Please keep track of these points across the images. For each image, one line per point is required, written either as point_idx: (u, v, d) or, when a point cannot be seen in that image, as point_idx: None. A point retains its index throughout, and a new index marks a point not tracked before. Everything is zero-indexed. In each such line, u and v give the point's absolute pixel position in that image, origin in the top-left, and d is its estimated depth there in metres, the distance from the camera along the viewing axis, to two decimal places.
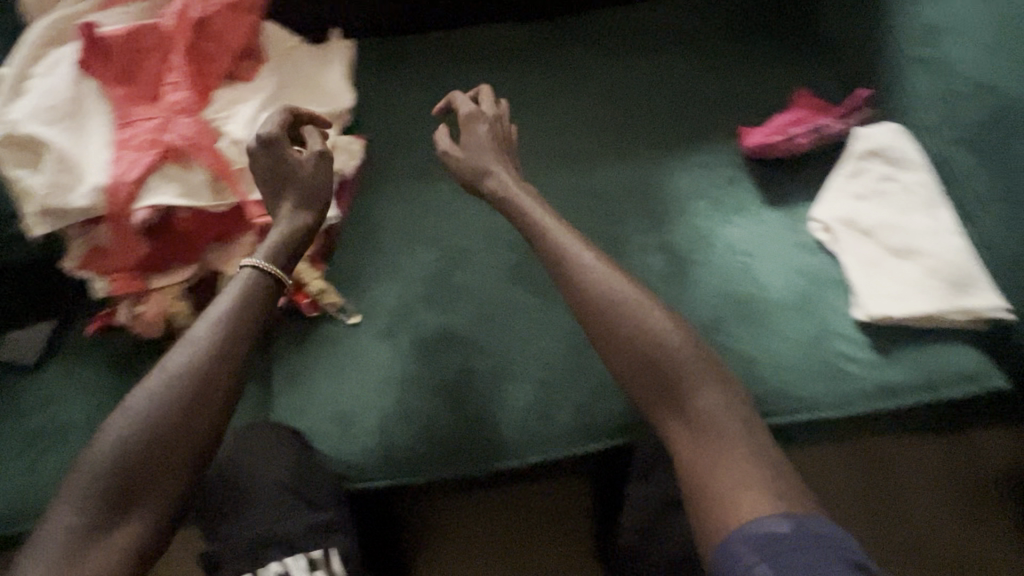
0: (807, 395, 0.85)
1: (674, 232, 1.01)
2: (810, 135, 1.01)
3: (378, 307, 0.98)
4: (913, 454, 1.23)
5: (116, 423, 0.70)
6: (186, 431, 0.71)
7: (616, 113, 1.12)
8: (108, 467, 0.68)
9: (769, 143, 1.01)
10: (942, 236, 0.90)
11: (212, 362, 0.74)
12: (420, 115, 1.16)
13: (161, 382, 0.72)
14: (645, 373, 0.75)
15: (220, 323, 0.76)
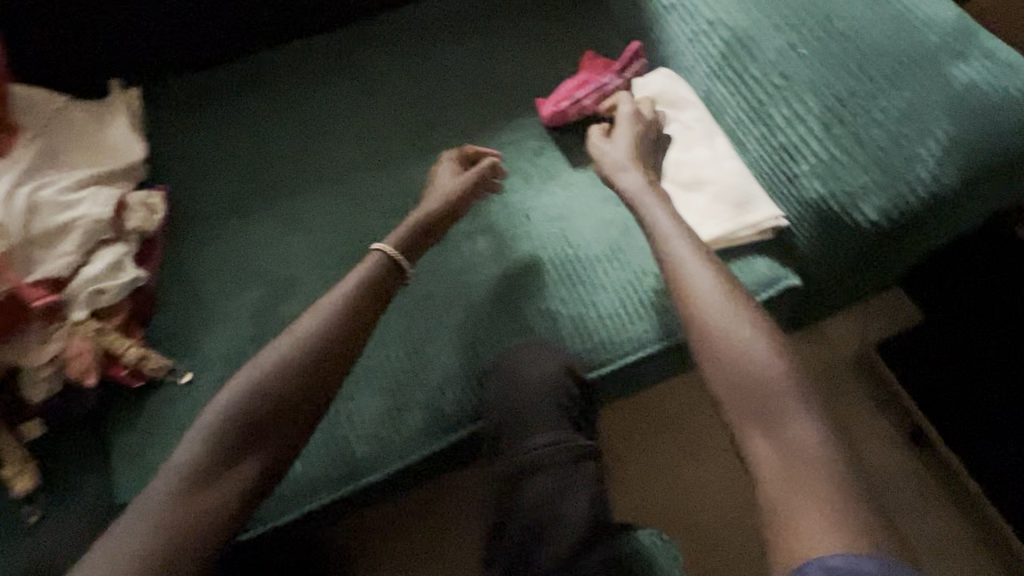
0: (629, 336, 0.91)
1: (491, 213, 1.04)
2: (592, 95, 1.06)
3: (211, 360, 0.95)
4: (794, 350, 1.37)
5: (244, 389, 0.74)
6: (288, 410, 0.74)
7: (420, 114, 1.15)
8: (220, 441, 0.71)
9: (557, 112, 1.07)
10: (722, 161, 0.94)
11: (330, 333, 0.78)
12: (223, 153, 1.13)
13: (286, 344, 0.77)
14: (733, 370, 0.69)
15: (384, 293, 0.82)
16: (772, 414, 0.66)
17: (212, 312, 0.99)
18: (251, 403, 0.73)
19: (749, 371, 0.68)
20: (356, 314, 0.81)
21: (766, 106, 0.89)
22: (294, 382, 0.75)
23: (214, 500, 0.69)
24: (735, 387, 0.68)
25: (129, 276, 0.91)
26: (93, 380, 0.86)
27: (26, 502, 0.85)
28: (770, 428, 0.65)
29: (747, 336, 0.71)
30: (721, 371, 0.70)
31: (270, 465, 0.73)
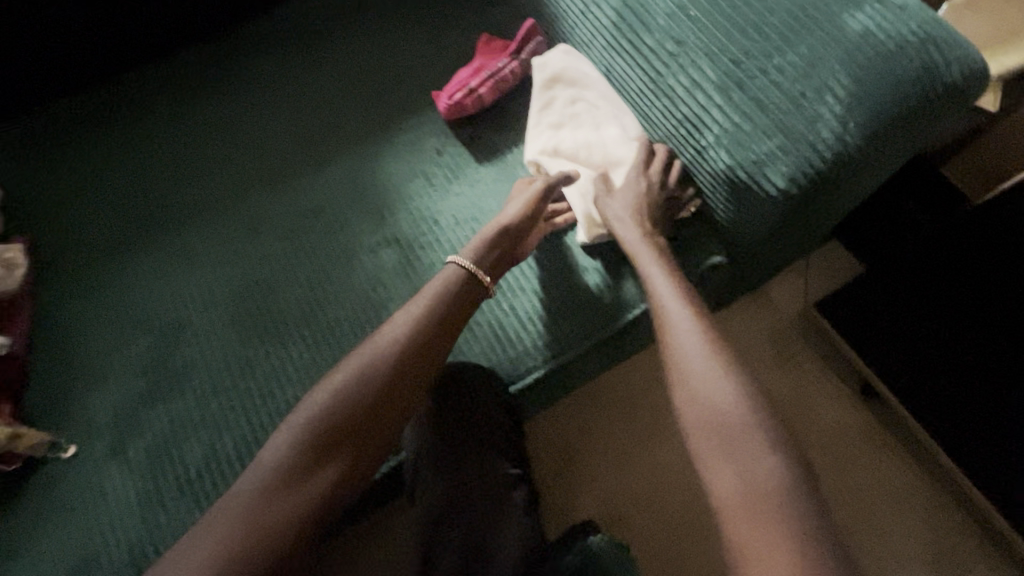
0: (553, 339, 0.84)
1: (396, 221, 0.96)
2: (487, 82, 0.98)
3: (99, 426, 0.85)
4: (741, 321, 1.30)
5: (333, 392, 0.69)
6: (373, 423, 0.69)
7: (309, 121, 1.05)
8: (312, 446, 0.67)
9: (453, 104, 0.99)
10: (632, 139, 0.88)
11: (411, 345, 0.72)
12: (93, 191, 1.01)
13: (387, 345, 0.72)
14: (691, 396, 0.66)
15: (432, 303, 0.75)
16: (736, 441, 0.61)
17: (94, 372, 0.89)
18: (374, 396, 0.69)
19: (710, 399, 0.65)
20: (435, 312, 0.75)
21: (665, 76, 0.83)
22: (372, 396, 0.69)
23: (290, 514, 0.64)
24: (698, 415, 0.65)
25: None
26: None
27: None
28: (735, 459, 0.60)
29: (702, 358, 0.67)
30: (686, 404, 0.66)
31: (330, 490, 0.66)
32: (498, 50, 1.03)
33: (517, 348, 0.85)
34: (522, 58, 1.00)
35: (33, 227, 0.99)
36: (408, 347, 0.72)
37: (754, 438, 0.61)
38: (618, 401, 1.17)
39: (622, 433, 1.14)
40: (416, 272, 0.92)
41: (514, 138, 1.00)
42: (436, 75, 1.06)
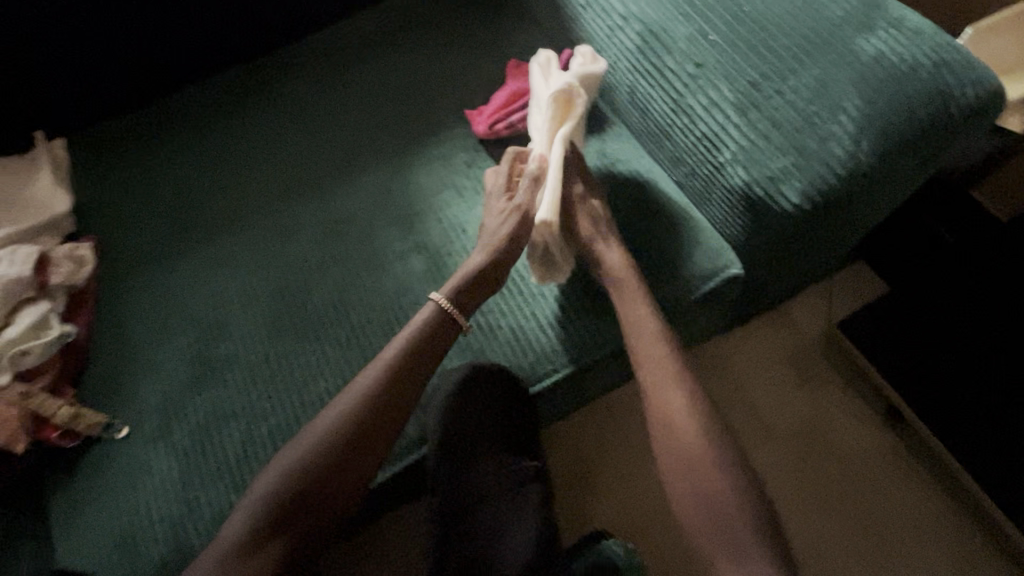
0: (569, 345, 0.88)
1: (425, 230, 1.02)
2: (526, 117, 1.04)
3: (148, 411, 0.92)
4: (759, 338, 1.30)
5: (297, 453, 0.71)
6: (344, 473, 0.71)
7: (347, 137, 1.13)
8: (280, 511, 0.68)
9: (492, 130, 1.04)
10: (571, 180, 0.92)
11: (369, 406, 0.74)
12: (152, 198, 1.11)
13: (347, 405, 0.74)
14: (670, 442, 0.74)
15: (387, 363, 0.77)
16: (704, 482, 0.70)
17: (145, 361, 0.96)
18: (343, 446, 0.72)
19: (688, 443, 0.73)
20: (400, 365, 0.77)
21: (685, 96, 0.87)
22: (329, 457, 0.71)
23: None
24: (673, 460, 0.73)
25: (56, 333, 0.90)
26: (22, 447, 0.84)
27: None
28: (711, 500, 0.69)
29: (674, 404, 0.76)
30: (660, 449, 0.75)
31: (302, 543, 0.68)
32: (526, 75, 1.08)
33: (536, 351, 0.88)
34: None
35: (98, 227, 1.09)
36: (371, 401, 0.74)
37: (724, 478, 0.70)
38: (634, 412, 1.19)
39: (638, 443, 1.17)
40: (443, 278, 0.97)
41: None
42: (468, 95, 1.13)
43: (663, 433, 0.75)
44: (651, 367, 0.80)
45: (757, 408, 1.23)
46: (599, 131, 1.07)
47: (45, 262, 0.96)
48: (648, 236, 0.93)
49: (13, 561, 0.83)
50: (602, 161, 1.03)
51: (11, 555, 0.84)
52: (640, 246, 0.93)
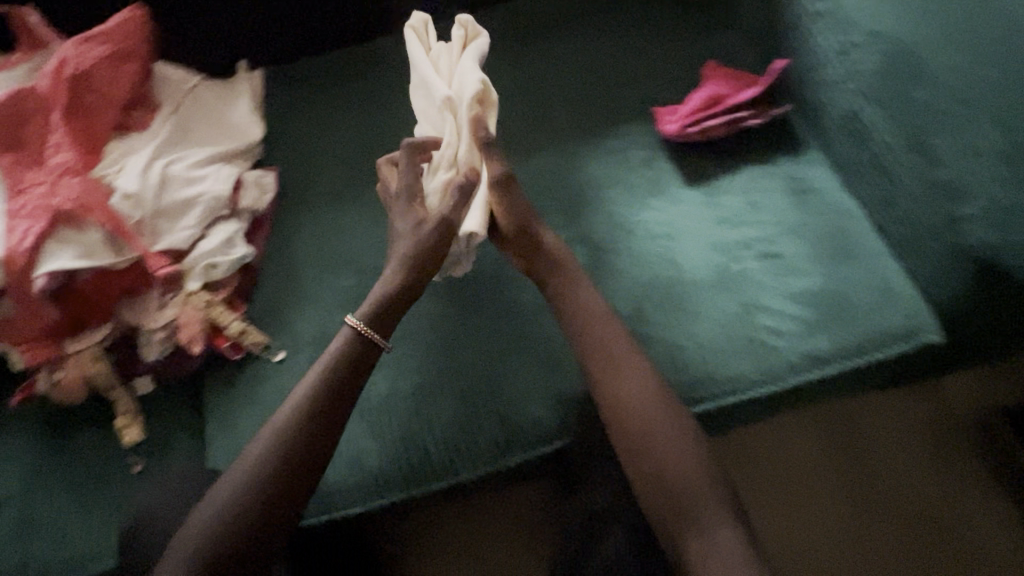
0: (730, 375, 0.83)
1: (590, 223, 0.99)
2: (723, 123, 1.00)
3: (303, 342, 0.97)
4: (899, 405, 1.20)
5: (245, 465, 0.73)
6: (286, 487, 0.73)
7: (521, 112, 1.12)
8: (236, 519, 0.70)
9: (682, 133, 1.00)
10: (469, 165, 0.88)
11: (302, 431, 0.75)
12: (329, 139, 1.16)
13: (277, 429, 0.75)
14: (640, 448, 0.77)
15: (321, 375, 0.79)
16: (670, 481, 0.75)
17: (306, 293, 1.01)
18: (285, 466, 0.73)
19: (663, 448, 0.77)
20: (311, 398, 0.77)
21: (929, 132, 0.78)
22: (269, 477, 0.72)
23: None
24: (639, 466, 0.77)
25: (239, 253, 0.97)
26: (199, 349, 0.92)
27: (128, 452, 0.91)
28: (677, 502, 0.74)
29: (648, 410, 0.79)
30: (631, 446, 0.78)
31: (257, 538, 0.71)
32: (721, 81, 1.04)
33: (696, 373, 0.84)
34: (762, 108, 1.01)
35: (279, 158, 1.15)
36: (314, 408, 0.76)
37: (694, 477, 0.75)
38: (745, 454, 1.18)
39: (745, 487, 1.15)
40: (603, 277, 0.95)
41: (725, 166, 1.00)
42: (656, 91, 1.08)
43: (628, 442, 0.78)
44: (620, 379, 0.81)
45: (882, 479, 1.14)
46: (794, 154, 0.99)
47: (237, 184, 1.03)
48: (834, 279, 0.87)
49: (176, 445, 0.92)
50: (794, 186, 0.96)
51: (175, 440, 0.93)
52: (825, 287, 0.86)
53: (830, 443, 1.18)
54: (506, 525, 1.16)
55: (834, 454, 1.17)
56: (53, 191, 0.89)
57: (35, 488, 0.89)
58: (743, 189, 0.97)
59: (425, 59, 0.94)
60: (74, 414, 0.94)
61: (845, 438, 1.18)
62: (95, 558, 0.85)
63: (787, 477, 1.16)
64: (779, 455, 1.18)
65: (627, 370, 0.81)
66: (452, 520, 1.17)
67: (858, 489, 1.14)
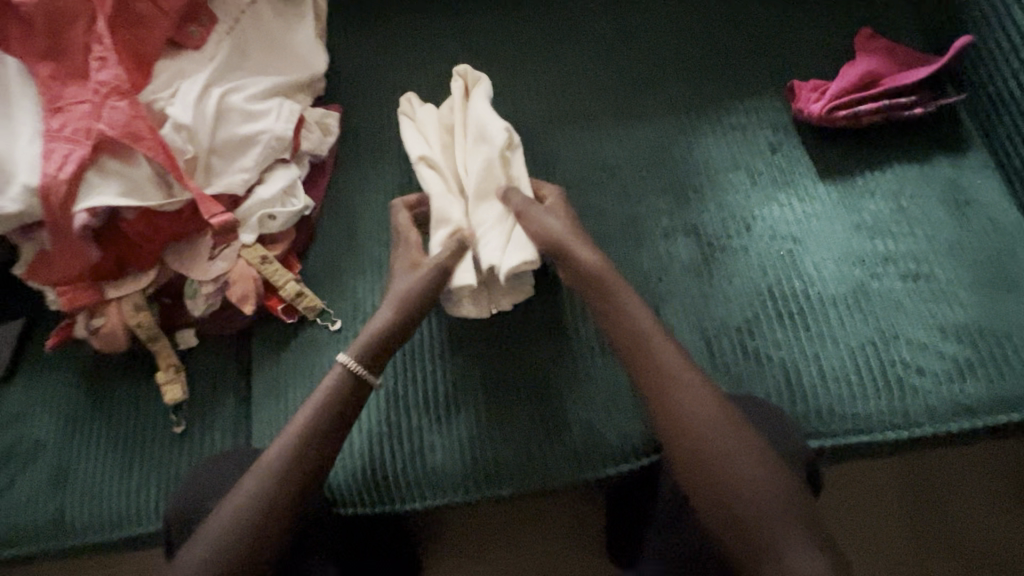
0: (857, 414, 0.72)
1: (701, 212, 0.85)
2: (880, 109, 0.83)
3: (364, 313, 0.86)
4: None
5: (249, 487, 0.65)
6: (283, 517, 0.64)
7: (627, 72, 0.96)
8: (243, 545, 0.62)
9: (831, 116, 0.84)
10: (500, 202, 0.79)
11: (305, 455, 0.67)
12: (401, 78, 1.00)
13: (279, 452, 0.67)
14: (704, 470, 0.63)
15: (331, 386, 0.72)
16: (744, 510, 0.60)
17: (368, 257, 0.89)
18: (286, 493, 0.65)
19: (744, 472, 0.62)
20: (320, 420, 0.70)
21: None
22: (266, 502, 0.64)
23: None
24: (702, 489, 0.62)
25: (299, 205, 0.85)
26: (250, 310, 0.82)
27: (171, 412, 0.83)
28: (755, 532, 0.59)
29: (711, 422, 0.65)
30: (701, 467, 0.63)
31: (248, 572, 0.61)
32: (878, 58, 0.88)
33: (815, 405, 0.73)
34: (928, 95, 0.84)
35: (344, 95, 1.00)
36: (323, 422, 0.70)
37: (776, 496, 0.60)
38: (870, 491, 0.95)
39: (869, 529, 0.93)
40: (713, 277, 0.81)
41: (870, 161, 0.84)
42: (790, 66, 0.92)
43: (687, 462, 0.64)
44: (671, 386, 0.67)
45: (965, 522, 0.93)
46: (956, 156, 0.83)
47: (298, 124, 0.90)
48: (994, 314, 0.73)
49: (222, 409, 0.84)
50: (952, 196, 0.81)
51: (220, 403, 0.84)
52: (983, 323, 0.73)
53: (981, 491, 0.95)
54: (559, 535, 1.09)
55: (910, 485, 0.96)
56: (98, 114, 0.78)
57: (74, 438, 0.83)
58: (890, 193, 0.82)
59: (425, 131, 0.86)
60: (116, 364, 0.87)
61: (926, 468, 0.97)
62: (134, 522, 0.79)
63: (924, 524, 0.93)
64: (913, 496, 0.95)
65: (677, 374, 0.68)
66: (501, 523, 1.10)
67: (934, 530, 0.93)
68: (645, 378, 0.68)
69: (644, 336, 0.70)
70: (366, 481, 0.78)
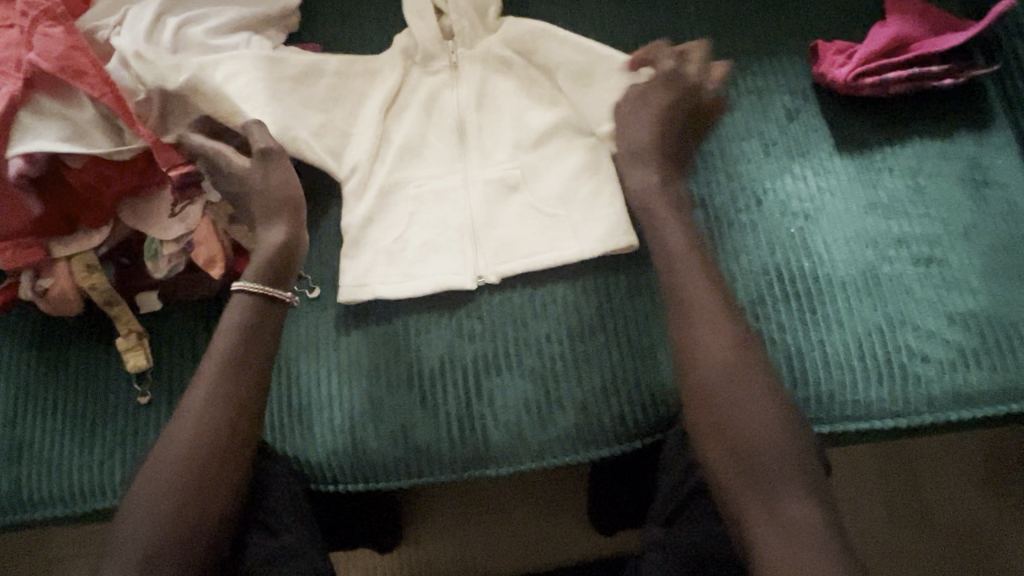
0: (857, 401, 0.70)
1: (711, 183, 0.80)
2: (906, 79, 0.77)
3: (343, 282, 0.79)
4: None
5: (169, 451, 0.60)
6: (223, 455, 0.60)
7: (638, 24, 0.87)
8: (167, 515, 0.57)
9: (856, 82, 0.78)
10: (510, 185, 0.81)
11: (228, 388, 0.62)
12: (387, 16, 0.89)
13: (200, 391, 0.62)
14: (717, 419, 0.59)
15: (239, 329, 0.65)
16: (744, 439, 0.57)
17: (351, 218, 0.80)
18: (222, 431, 0.61)
19: (746, 399, 0.59)
20: (238, 350, 0.64)
21: None
22: (203, 445, 0.60)
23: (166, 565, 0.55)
24: (706, 417, 0.60)
25: None
26: (217, 274, 0.74)
27: (135, 381, 0.77)
28: (758, 480, 0.56)
29: (739, 380, 0.60)
30: (703, 382, 0.61)
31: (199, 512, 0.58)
32: (906, 19, 0.80)
33: (818, 387, 0.71)
34: (961, 64, 0.78)
35: (319, 33, 0.89)
36: (240, 367, 0.63)
37: (774, 429, 0.58)
38: (858, 474, 0.97)
39: (850, 509, 0.96)
40: (720, 255, 0.77)
41: (890, 134, 0.79)
42: (812, 25, 0.85)
43: (696, 390, 0.61)
44: (705, 341, 0.62)
45: (934, 508, 0.96)
46: (980, 132, 0.79)
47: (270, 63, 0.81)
48: (1004, 303, 0.71)
49: (191, 380, 0.78)
50: (972, 175, 0.77)
51: (189, 373, 0.78)
52: (992, 312, 0.71)
53: (964, 480, 0.97)
54: (542, 509, 1.07)
55: (884, 473, 0.97)
56: (29, 43, 0.67)
57: (29, 409, 0.77)
58: (908, 170, 0.78)
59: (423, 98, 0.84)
60: (70, 329, 0.79)
61: (900, 455, 0.98)
62: (99, 498, 0.74)
63: (904, 508, 0.96)
64: (895, 481, 0.97)
65: (706, 329, 0.63)
66: (483, 498, 1.08)
67: (910, 510, 0.95)
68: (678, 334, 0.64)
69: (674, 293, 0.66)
70: (348, 457, 0.74)
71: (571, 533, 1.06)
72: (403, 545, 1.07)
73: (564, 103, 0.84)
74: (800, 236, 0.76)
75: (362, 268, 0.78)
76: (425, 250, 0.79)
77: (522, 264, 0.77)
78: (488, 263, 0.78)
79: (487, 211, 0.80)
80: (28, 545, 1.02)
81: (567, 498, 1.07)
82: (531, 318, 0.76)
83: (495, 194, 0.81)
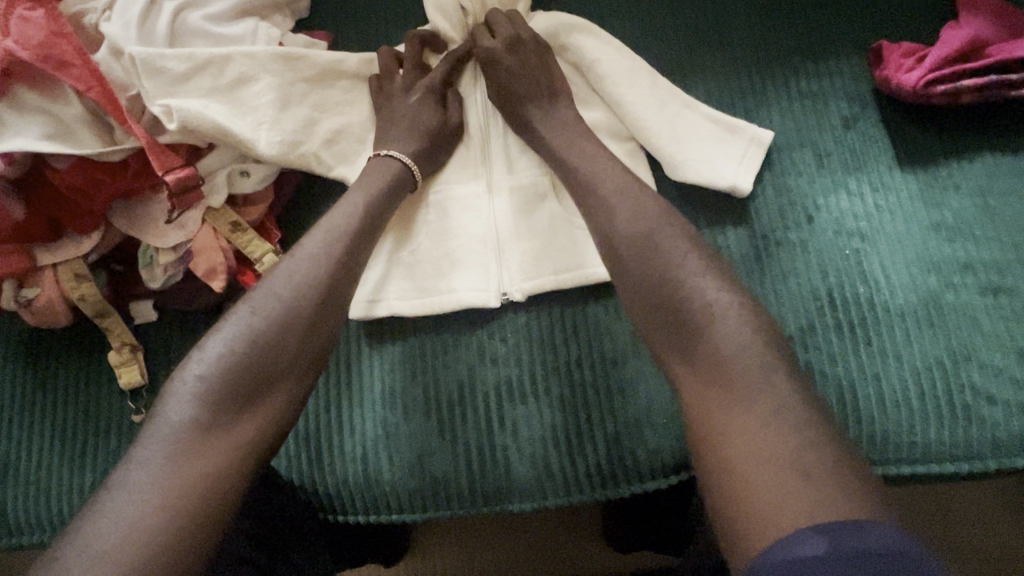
0: (915, 443, 0.64)
1: (757, 197, 0.73)
2: (984, 90, 0.69)
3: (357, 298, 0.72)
4: None
5: (259, 313, 0.55)
6: (313, 334, 0.56)
7: (681, 17, 0.79)
8: (248, 378, 0.52)
9: (925, 90, 0.70)
10: (541, 195, 0.74)
11: (337, 267, 0.59)
12: (406, 4, 0.81)
13: (305, 264, 0.58)
14: (639, 289, 0.57)
15: (343, 223, 0.62)
16: (667, 297, 0.55)
17: None
18: (314, 307, 0.56)
19: (672, 268, 0.56)
20: (341, 241, 0.61)
21: None
22: (303, 319, 0.55)
23: (243, 442, 0.50)
24: (636, 297, 0.57)
25: (277, 156, 0.68)
26: (218, 285, 0.67)
27: (129, 399, 0.71)
28: (692, 337, 0.53)
29: (703, 293, 0.54)
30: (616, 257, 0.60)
31: (275, 386, 0.53)
32: (981, 21, 0.72)
33: (874, 426, 0.65)
34: None
35: (331, 20, 0.81)
36: (291, 304, 0.56)
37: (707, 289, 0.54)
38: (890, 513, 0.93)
39: None
40: (767, 278, 0.70)
41: (957, 149, 0.72)
42: (873, 23, 0.77)
43: (614, 270, 0.60)
44: (710, 300, 0.53)
45: (968, 554, 0.92)
46: None
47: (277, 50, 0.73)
48: None
49: None
50: None
51: None
52: None
53: (1003, 524, 0.92)
54: (555, 534, 1.02)
55: (917, 513, 0.93)
56: (6, 28, 0.61)
57: (13, 428, 0.71)
58: (977, 188, 0.71)
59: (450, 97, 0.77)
60: (58, 341, 0.73)
61: (934, 495, 0.94)
62: None
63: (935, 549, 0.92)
64: (928, 522, 0.93)
65: (708, 288, 0.54)
66: (494, 522, 1.03)
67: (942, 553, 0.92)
68: (658, 301, 0.55)
69: (667, 256, 0.57)
70: (359, 488, 0.69)
71: (587, 558, 1.01)
72: (410, 566, 1.03)
73: (599, 107, 0.76)
74: (859, 258, 0.70)
75: (376, 283, 0.72)
76: (445, 263, 0.72)
77: (549, 282, 0.71)
78: (515, 279, 0.71)
79: (514, 222, 0.73)
80: (14, 559, 0.97)
81: (584, 525, 1.02)
82: (559, 341, 0.70)
83: (522, 202, 0.74)
